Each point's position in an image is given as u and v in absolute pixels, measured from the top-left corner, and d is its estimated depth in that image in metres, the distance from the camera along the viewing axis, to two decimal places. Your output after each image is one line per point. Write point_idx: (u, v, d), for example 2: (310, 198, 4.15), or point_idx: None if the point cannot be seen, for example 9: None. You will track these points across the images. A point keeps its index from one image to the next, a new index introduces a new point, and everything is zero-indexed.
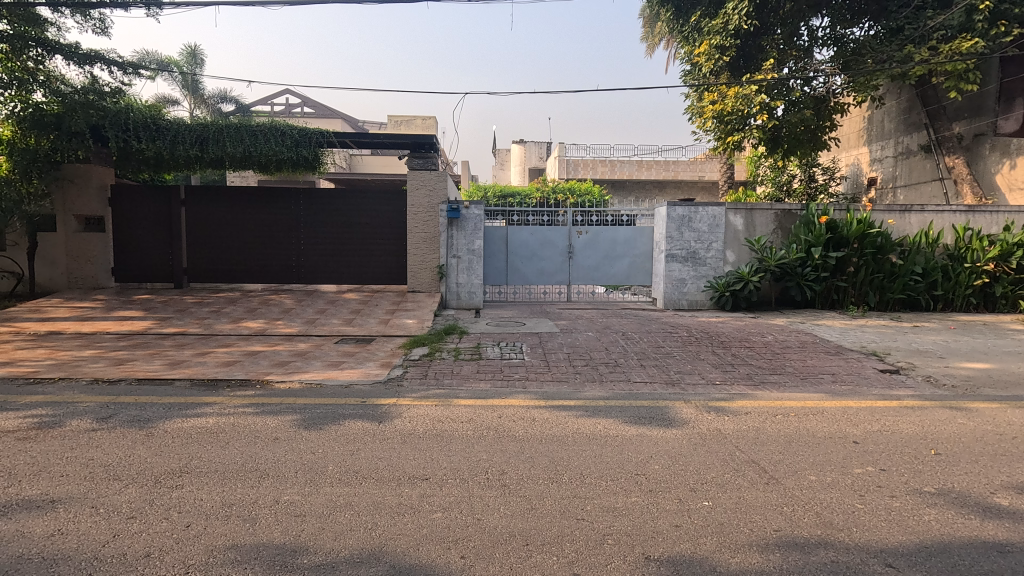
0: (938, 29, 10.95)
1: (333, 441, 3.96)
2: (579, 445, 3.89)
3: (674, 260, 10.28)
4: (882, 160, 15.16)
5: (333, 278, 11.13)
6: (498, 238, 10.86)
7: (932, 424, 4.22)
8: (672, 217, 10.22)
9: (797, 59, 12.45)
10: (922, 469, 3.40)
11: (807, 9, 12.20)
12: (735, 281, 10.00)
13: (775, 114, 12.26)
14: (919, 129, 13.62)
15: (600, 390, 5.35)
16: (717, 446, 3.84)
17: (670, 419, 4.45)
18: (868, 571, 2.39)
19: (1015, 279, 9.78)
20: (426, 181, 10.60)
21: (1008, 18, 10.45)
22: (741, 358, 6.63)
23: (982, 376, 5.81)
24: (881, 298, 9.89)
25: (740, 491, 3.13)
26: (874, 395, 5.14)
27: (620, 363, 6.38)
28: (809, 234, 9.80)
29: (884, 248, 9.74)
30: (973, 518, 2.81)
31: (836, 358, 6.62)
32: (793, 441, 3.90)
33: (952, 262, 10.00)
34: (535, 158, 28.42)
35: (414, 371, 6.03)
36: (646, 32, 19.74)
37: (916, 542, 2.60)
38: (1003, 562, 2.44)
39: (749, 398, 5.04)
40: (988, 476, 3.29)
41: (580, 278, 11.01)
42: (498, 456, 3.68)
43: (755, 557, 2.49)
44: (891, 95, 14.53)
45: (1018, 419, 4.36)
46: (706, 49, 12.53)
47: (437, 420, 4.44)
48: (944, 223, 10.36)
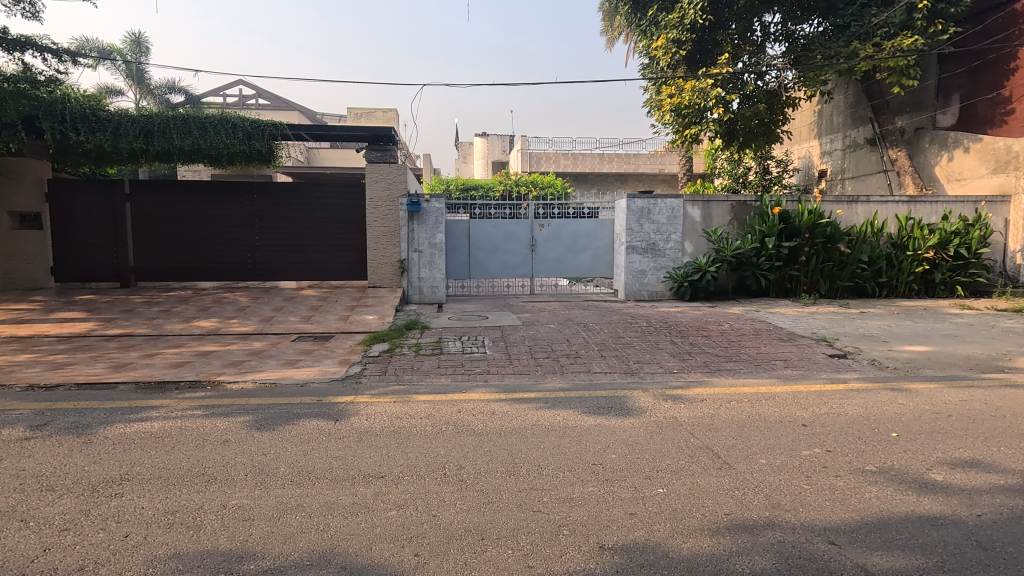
0: (882, 26, 11.29)
1: (286, 442, 3.84)
2: (537, 437, 3.89)
3: (634, 252, 10.40)
4: (831, 153, 15.70)
5: (291, 274, 10.83)
6: (460, 232, 10.78)
7: (876, 406, 4.41)
8: (632, 209, 10.32)
9: (751, 53, 12.72)
10: (865, 449, 3.54)
11: (760, 5, 12.49)
12: (693, 271, 10.21)
13: (730, 108, 12.51)
14: (865, 123, 14.16)
15: (560, 381, 5.39)
16: (673, 433, 3.91)
17: (628, 408, 4.50)
18: (812, 550, 2.45)
19: (953, 266, 10.32)
20: (385, 174, 10.39)
21: (944, 17, 10.99)
22: (698, 346, 6.77)
23: (921, 358, 6.10)
24: (831, 286, 10.27)
25: (693, 476, 3.19)
26: (822, 379, 5.34)
27: (581, 354, 6.42)
28: (763, 224, 10.08)
29: (834, 237, 10.10)
30: (911, 494, 2.93)
31: (788, 344, 6.84)
32: (745, 426, 4.00)
33: (896, 250, 10.46)
34: (498, 151, 28.39)
35: (373, 367, 5.93)
36: (606, 26, 19.89)
37: (857, 519, 2.70)
38: (936, 534, 2.56)
39: (704, 385, 5.17)
40: (924, 453, 3.44)
41: (543, 271, 11.04)
42: (456, 451, 3.65)
43: (706, 541, 2.54)
44: (839, 90, 15.07)
45: (953, 398, 4.61)
46: (663, 43, 12.74)
47: (395, 417, 4.37)
48: (888, 213, 10.78)
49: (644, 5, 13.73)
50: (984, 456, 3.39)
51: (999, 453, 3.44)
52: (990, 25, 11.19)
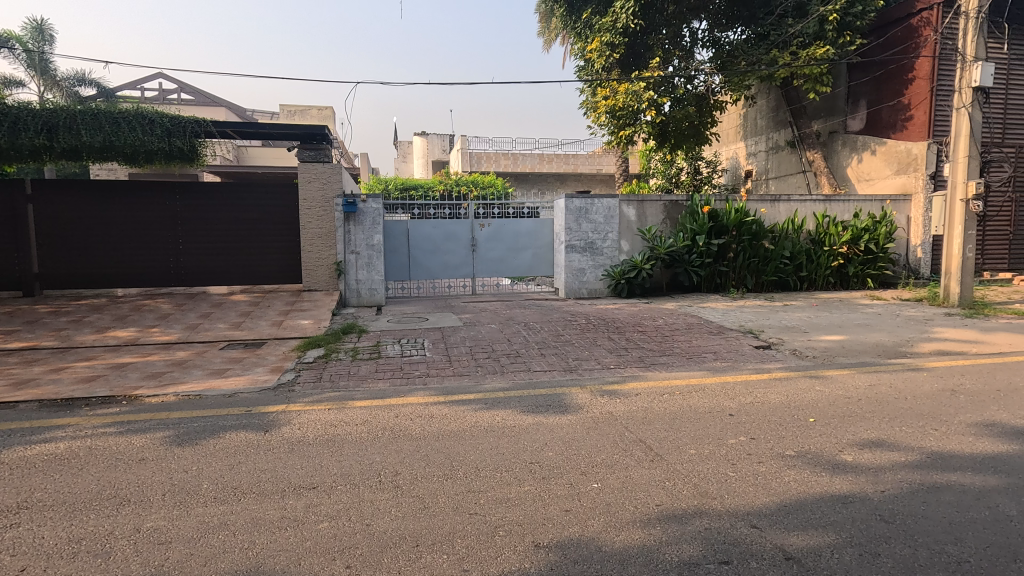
0: (798, 37, 12.08)
1: (210, 457, 3.63)
2: (475, 438, 3.87)
3: (573, 251, 10.56)
4: (756, 154, 16.57)
5: (219, 279, 10.28)
6: (398, 233, 10.59)
7: (796, 393, 4.69)
8: (571, 209, 10.48)
9: (681, 58, 13.20)
10: (785, 435, 3.75)
11: (688, 11, 12.99)
12: (630, 270, 10.50)
13: (662, 111, 13.00)
14: (785, 126, 15.04)
15: (500, 381, 5.40)
16: (608, 428, 3.99)
17: (566, 405, 4.56)
18: (735, 535, 2.57)
19: (864, 260, 11.14)
20: (319, 174, 10.03)
21: (852, 29, 11.81)
22: (634, 342, 6.97)
23: (836, 346, 6.55)
24: (757, 281, 10.84)
25: (627, 470, 3.27)
26: (749, 369, 5.63)
27: (521, 353, 6.46)
28: (694, 223, 10.52)
29: (759, 234, 10.68)
30: (824, 475, 3.13)
31: (717, 337, 7.15)
32: (677, 418, 4.15)
33: (814, 246, 11.15)
34: (437, 150, 28.16)
35: (307, 374, 5.71)
36: (542, 28, 20.12)
37: (776, 502, 2.85)
38: (846, 511, 2.74)
39: (639, 379, 5.32)
40: (837, 436, 3.69)
41: (485, 271, 11.02)
42: (393, 457, 3.57)
43: (638, 533, 2.60)
44: (761, 95, 15.92)
45: (864, 383, 4.97)
46: (597, 46, 13.01)
47: (328, 425, 4.22)
48: (807, 211, 11.48)
49: (578, 7, 13.95)
50: (888, 436, 3.67)
51: (901, 433, 3.73)
52: (892, 37, 12.10)
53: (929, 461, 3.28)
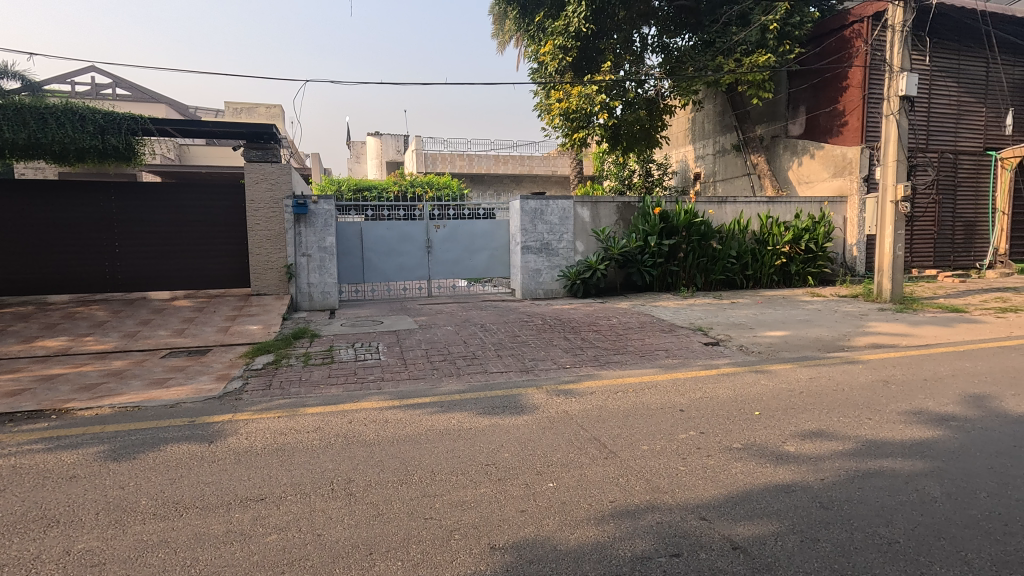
0: (741, 44, 12.49)
1: (149, 471, 3.45)
2: (431, 442, 3.83)
3: (529, 252, 10.62)
4: (703, 157, 17.13)
5: (159, 283, 9.79)
6: (351, 234, 10.38)
7: (743, 388, 4.87)
8: (526, 210, 10.54)
9: (631, 63, 13.52)
10: (732, 428, 3.89)
11: (638, 17, 13.31)
12: (585, 270, 10.65)
13: (614, 114, 13.27)
14: (731, 130, 15.61)
15: (457, 383, 5.36)
16: (563, 427, 4.03)
17: (522, 406, 4.58)
18: (685, 527, 2.64)
19: (805, 259, 11.68)
20: (267, 174, 9.70)
21: (791, 38, 12.28)
22: (589, 341, 7.08)
23: (780, 342, 6.84)
24: (706, 280, 11.21)
25: (582, 468, 3.31)
26: (698, 365, 5.81)
27: (478, 355, 6.44)
28: (646, 224, 10.78)
29: (707, 235, 11.05)
30: (769, 466, 3.26)
31: (669, 335, 7.34)
32: (630, 415, 4.24)
33: (759, 245, 11.62)
34: (391, 150, 27.76)
35: (256, 382, 5.51)
36: (496, 30, 20.17)
37: (724, 494, 2.95)
38: (789, 499, 2.86)
39: (594, 378, 5.40)
40: (780, 428, 3.85)
41: (441, 272, 10.94)
42: (346, 464, 3.49)
43: (592, 530, 2.64)
44: (708, 99, 16.48)
45: (805, 376, 5.22)
46: (550, 49, 13.15)
47: (278, 433, 4.09)
48: (752, 212, 11.94)
49: (531, 10, 14.05)
50: (827, 426, 3.86)
51: (839, 423, 3.93)
52: (827, 47, 12.75)
53: (864, 449, 3.47)
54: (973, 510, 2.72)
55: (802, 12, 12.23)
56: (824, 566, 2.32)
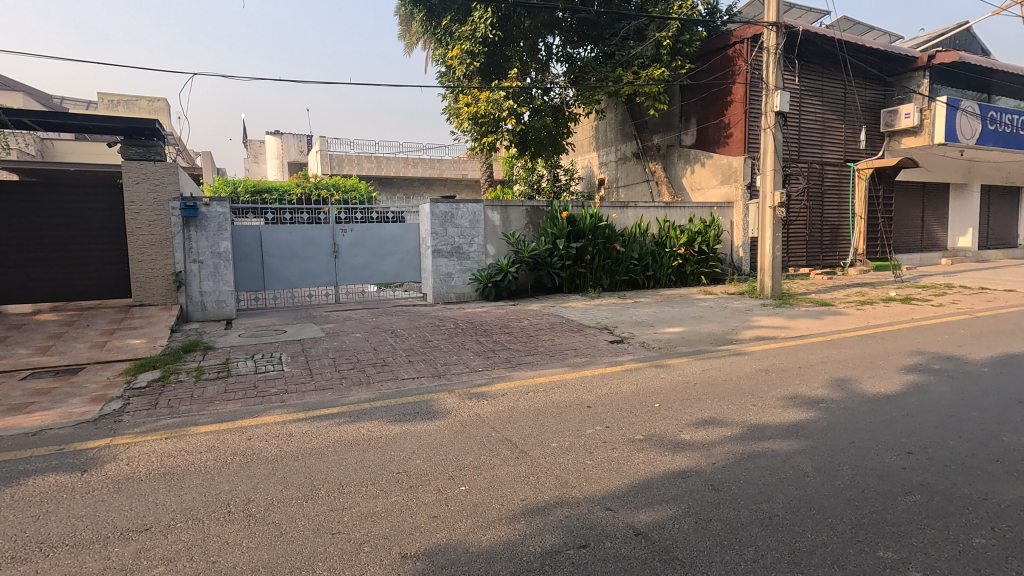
0: (638, 58, 13.26)
1: (5, 510, 3.03)
2: (339, 454, 3.69)
3: (440, 256, 10.55)
4: (606, 164, 17.92)
5: (18, 295, 8.62)
6: (249, 239, 9.77)
7: (644, 382, 5.15)
8: (436, 213, 10.48)
9: (538, 71, 13.91)
10: (634, 421, 4.10)
11: (543, 27, 13.71)
12: (496, 273, 10.75)
13: (521, 120, 13.54)
14: (631, 139, 16.47)
15: (366, 392, 5.20)
16: (475, 430, 4.06)
17: (434, 411, 4.54)
18: (592, 519, 2.75)
19: (698, 259, 12.58)
20: (149, 173, 8.82)
21: (683, 54, 13.28)
22: (501, 343, 7.16)
23: (677, 337, 7.32)
24: (611, 280, 11.74)
25: (494, 469, 3.35)
26: (604, 363, 6.07)
27: (388, 362, 6.29)
28: (554, 228, 11.12)
29: (611, 238, 11.59)
30: (667, 454, 3.48)
31: (577, 334, 7.61)
32: (540, 414, 4.34)
33: (658, 247, 12.35)
34: (294, 151, 26.52)
35: (139, 402, 5.01)
36: (403, 31, 19.90)
37: (627, 484, 3.11)
38: (684, 484, 3.07)
39: (506, 380, 5.47)
40: (678, 418, 4.12)
41: (349, 277, 10.57)
42: (244, 484, 3.27)
43: (504, 530, 2.67)
44: (610, 109, 17.29)
45: (699, 369, 5.62)
46: (458, 53, 13.18)
47: (166, 456, 3.76)
48: (651, 217, 12.66)
49: (437, 13, 13.96)
50: (718, 414, 4.19)
51: (728, 410, 4.27)
52: (714, 64, 13.87)
53: (748, 433, 3.81)
54: (837, 480, 3.08)
55: (691, 31, 13.20)
56: (715, 543, 2.51)
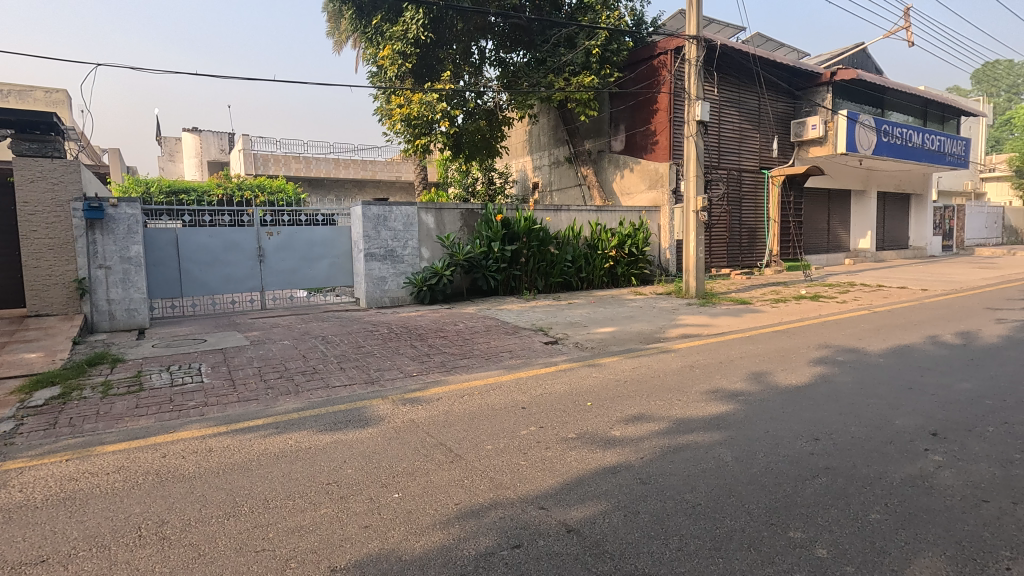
0: (569, 65, 13.57)
1: None
2: (264, 467, 3.53)
3: (373, 259, 10.32)
4: (540, 168, 18.19)
5: None
6: (165, 242, 9.15)
7: (577, 381, 5.27)
8: (368, 216, 10.24)
9: (471, 74, 13.92)
10: (567, 420, 4.20)
11: (476, 30, 13.74)
12: (431, 276, 10.63)
13: (455, 122, 13.49)
14: (564, 143, 16.82)
15: (294, 402, 4.99)
16: (409, 436, 4.00)
17: (366, 418, 4.43)
18: (525, 518, 2.78)
19: (629, 261, 13.02)
20: (47, 171, 8.06)
21: (611, 63, 13.71)
22: (436, 347, 7.09)
23: (608, 337, 7.55)
24: (546, 283, 11.93)
25: (428, 475, 3.31)
26: (539, 364, 6.16)
27: (319, 369, 6.07)
28: (488, 231, 11.15)
29: (545, 241, 11.78)
30: (598, 451, 3.58)
31: (513, 336, 7.67)
32: (475, 417, 4.34)
33: (591, 250, 12.67)
34: (214, 150, 25.13)
35: (35, 422, 4.55)
36: (332, 28, 19.32)
37: (560, 482, 3.17)
38: (614, 479, 3.17)
39: (441, 384, 5.42)
40: (609, 415, 4.25)
41: (275, 283, 10.14)
42: (158, 505, 3.05)
43: (437, 535, 2.65)
44: (543, 114, 17.60)
45: (629, 367, 5.82)
46: (389, 53, 12.99)
47: (68, 479, 3.45)
48: (584, 220, 12.97)
49: (367, 12, 13.66)
50: (647, 410, 4.35)
51: (656, 406, 4.45)
52: (640, 73, 14.43)
53: (673, 427, 3.99)
54: (753, 468, 3.28)
55: (618, 41, 13.66)
56: (643, 535, 2.61)
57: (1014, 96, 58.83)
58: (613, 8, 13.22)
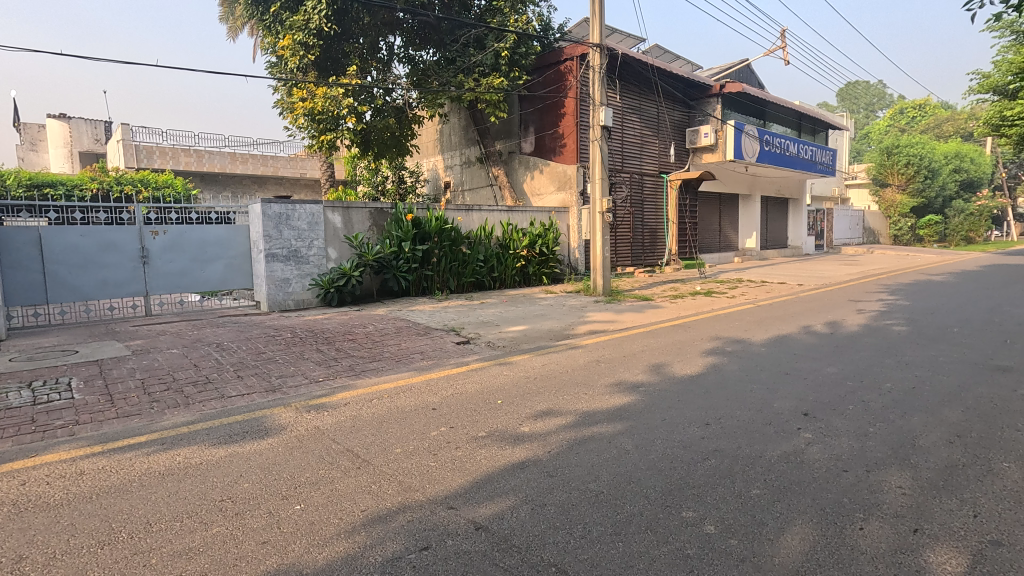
0: (478, 65, 13.60)
1: None
2: (147, 488, 3.23)
3: (275, 260, 9.78)
4: (451, 167, 18.11)
5: None
6: (26, 242, 8.08)
7: (488, 380, 5.31)
8: (268, 215, 9.68)
9: (378, 70, 13.61)
10: (477, 418, 4.22)
11: (383, 25, 13.43)
12: (338, 277, 10.21)
13: (363, 119, 13.08)
14: (475, 143, 16.87)
15: (184, 415, 4.61)
16: (313, 444, 3.83)
17: (266, 429, 4.19)
18: (434, 520, 2.76)
19: (540, 261, 13.31)
20: None
21: (520, 66, 13.92)
22: (344, 351, 6.85)
23: (519, 335, 7.68)
24: (458, 282, 11.91)
25: (333, 482, 3.20)
26: (450, 364, 6.15)
27: (213, 379, 5.66)
28: (399, 230, 10.91)
29: (457, 240, 11.77)
30: (507, 448, 3.63)
31: (424, 337, 7.58)
32: (384, 421, 4.25)
33: (503, 249, 12.81)
34: (87, 139, 22.60)
35: None
36: (226, 13, 18.06)
37: (469, 481, 3.18)
38: (522, 475, 3.23)
39: (348, 389, 5.23)
40: (518, 412, 4.33)
41: (162, 287, 9.29)
42: (15, 540, 2.70)
43: (342, 544, 2.57)
44: (454, 113, 17.57)
45: (538, 364, 5.96)
46: (289, 44, 12.36)
47: None
48: (495, 220, 13.09)
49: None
50: (554, 405, 4.48)
51: (563, 400, 4.60)
52: (548, 78, 14.84)
53: (579, 420, 4.13)
54: (651, 455, 3.48)
55: (527, 44, 13.87)
56: (549, 526, 2.68)
57: (870, 112, 66.91)
58: (521, 13, 13.41)
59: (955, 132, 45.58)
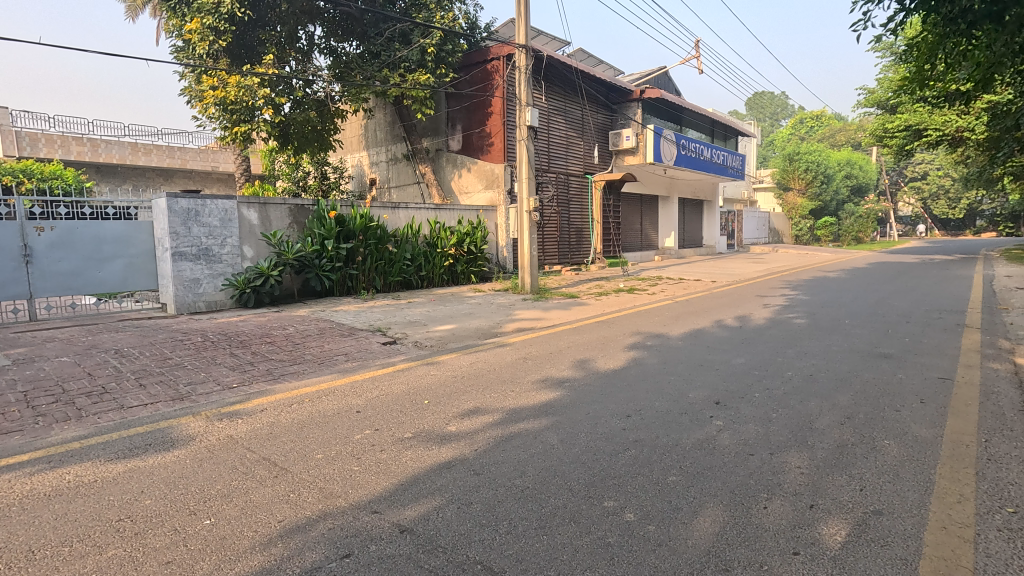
0: (403, 61, 13.35)
1: None
2: (29, 512, 2.90)
3: (182, 259, 9.12)
4: (377, 164, 17.67)
5: None
6: None
7: (414, 381, 5.22)
8: (175, 210, 8.97)
9: (297, 60, 13.01)
10: (403, 420, 4.14)
11: (302, 14, 12.85)
12: (255, 277, 9.67)
13: (281, 111, 12.54)
14: (401, 140, 16.56)
15: (76, 429, 4.19)
16: (225, 454, 3.61)
17: (173, 440, 3.90)
18: (357, 526, 2.68)
19: (468, 259, 13.27)
20: None
21: (446, 63, 13.80)
22: (261, 355, 6.50)
23: (447, 334, 7.63)
24: (384, 281, 11.65)
25: (248, 494, 3.03)
26: (375, 365, 6.00)
27: (111, 388, 5.18)
28: (321, 228, 10.50)
29: (383, 238, 11.50)
30: (434, 448, 3.59)
31: (349, 338, 7.35)
32: (305, 426, 4.08)
33: (431, 248, 12.65)
34: None
35: None
36: None
37: (393, 483, 3.12)
38: (448, 475, 3.21)
39: (265, 394, 4.98)
40: (445, 412, 4.30)
41: (50, 289, 8.38)
42: None
43: (256, 558, 2.44)
44: (379, 109, 17.15)
45: (466, 363, 5.94)
46: (197, 27, 11.57)
47: None
48: (422, 218, 12.90)
49: None
50: (481, 403, 4.49)
51: (490, 398, 4.62)
52: (475, 76, 14.82)
53: (505, 417, 4.16)
54: (576, 448, 3.56)
55: (454, 43, 13.78)
56: (475, 524, 2.68)
57: (774, 121, 72.17)
58: (447, 10, 13.28)
59: (846, 142, 50.15)
